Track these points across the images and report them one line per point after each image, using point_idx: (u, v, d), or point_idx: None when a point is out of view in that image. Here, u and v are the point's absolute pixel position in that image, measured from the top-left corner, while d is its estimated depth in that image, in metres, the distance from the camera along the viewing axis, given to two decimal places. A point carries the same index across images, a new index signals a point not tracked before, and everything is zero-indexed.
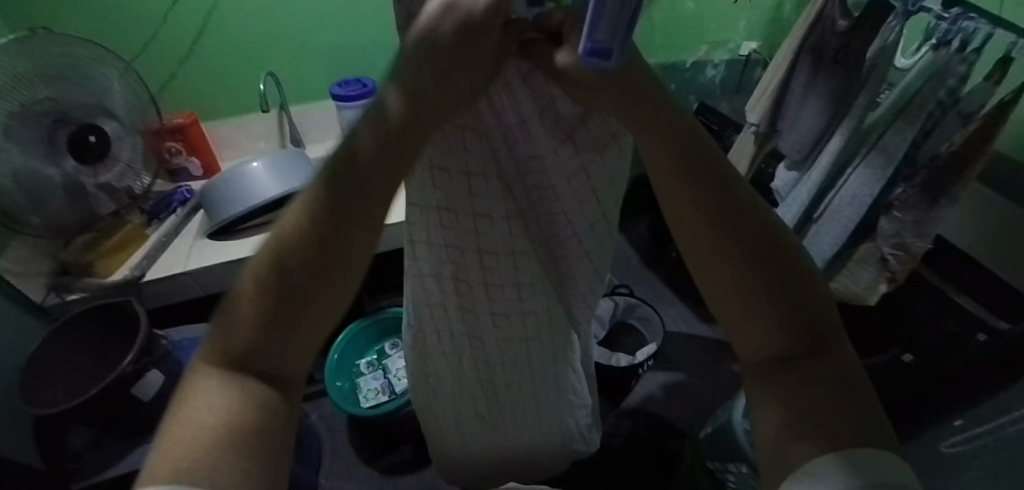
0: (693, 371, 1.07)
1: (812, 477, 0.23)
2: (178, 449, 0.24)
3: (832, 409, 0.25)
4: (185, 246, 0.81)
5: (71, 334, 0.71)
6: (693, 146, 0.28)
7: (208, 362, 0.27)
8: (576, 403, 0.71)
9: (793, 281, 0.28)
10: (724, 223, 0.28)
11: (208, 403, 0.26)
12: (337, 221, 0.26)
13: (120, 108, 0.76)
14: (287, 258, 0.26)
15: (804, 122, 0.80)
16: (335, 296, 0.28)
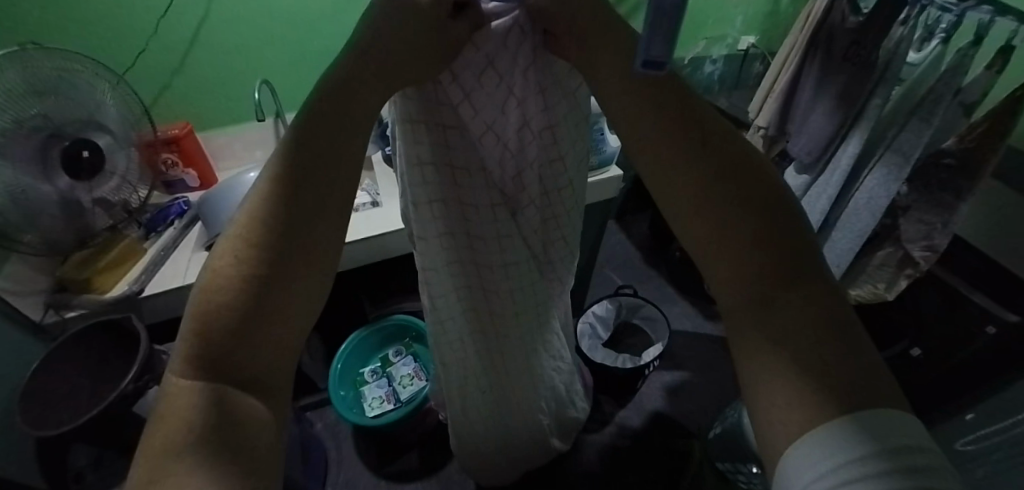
0: (698, 370, 1.06)
1: (829, 443, 0.23)
2: (165, 451, 0.23)
3: (841, 370, 0.24)
4: (183, 260, 0.78)
5: (72, 352, 0.70)
6: (676, 125, 0.30)
7: (184, 364, 0.26)
8: (563, 366, 0.73)
9: (788, 243, 0.27)
10: (716, 191, 0.29)
11: (187, 407, 0.25)
12: (298, 189, 0.28)
13: (113, 122, 0.74)
14: (251, 235, 0.27)
15: (811, 127, 0.76)
16: (304, 274, 0.28)
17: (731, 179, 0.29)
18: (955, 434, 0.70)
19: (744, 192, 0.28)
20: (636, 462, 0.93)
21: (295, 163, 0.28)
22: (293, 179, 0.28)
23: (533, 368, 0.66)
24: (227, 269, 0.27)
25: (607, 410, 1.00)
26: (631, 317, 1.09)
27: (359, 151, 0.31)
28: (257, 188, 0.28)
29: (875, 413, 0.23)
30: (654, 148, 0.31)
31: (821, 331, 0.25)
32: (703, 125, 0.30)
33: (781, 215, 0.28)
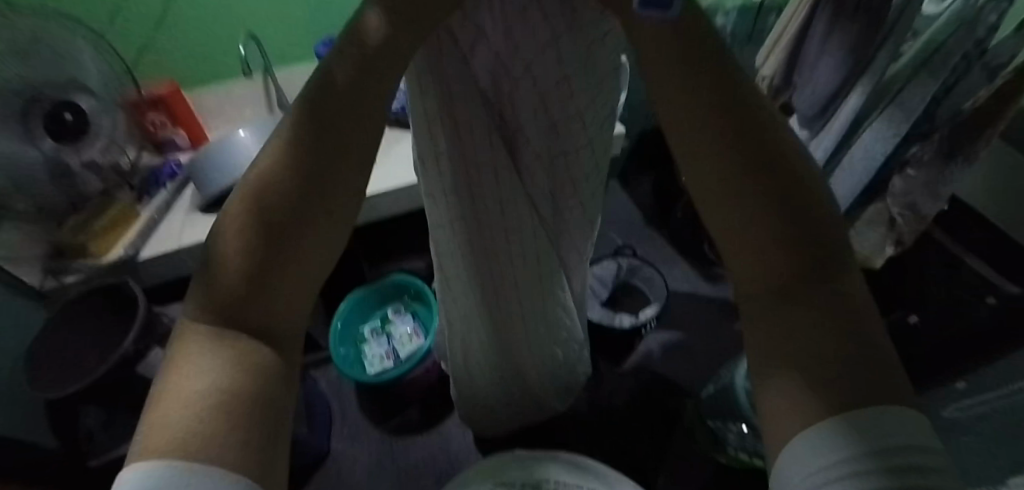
0: (696, 330, 1.07)
1: (832, 433, 0.21)
2: (164, 417, 0.22)
3: (856, 357, 0.23)
4: (177, 222, 0.79)
5: (72, 318, 0.70)
6: (717, 88, 0.28)
7: (196, 326, 0.25)
8: (569, 338, 0.72)
9: (811, 226, 0.26)
10: (753, 163, 0.27)
11: (195, 370, 0.24)
12: (308, 163, 0.26)
13: (95, 83, 0.73)
14: (259, 229, 0.26)
15: (817, 78, 0.72)
16: (313, 253, 0.28)
17: (771, 165, 0.26)
18: None
19: (778, 167, 0.27)
20: (630, 418, 0.96)
21: (309, 144, 0.27)
22: (304, 174, 0.26)
23: (530, 332, 0.66)
24: (236, 242, 0.26)
25: (602, 370, 1.02)
26: (631, 278, 1.09)
27: (371, 127, 0.29)
28: (261, 174, 0.27)
29: (883, 409, 0.21)
30: (691, 113, 0.28)
31: (840, 330, 0.24)
32: (743, 104, 0.28)
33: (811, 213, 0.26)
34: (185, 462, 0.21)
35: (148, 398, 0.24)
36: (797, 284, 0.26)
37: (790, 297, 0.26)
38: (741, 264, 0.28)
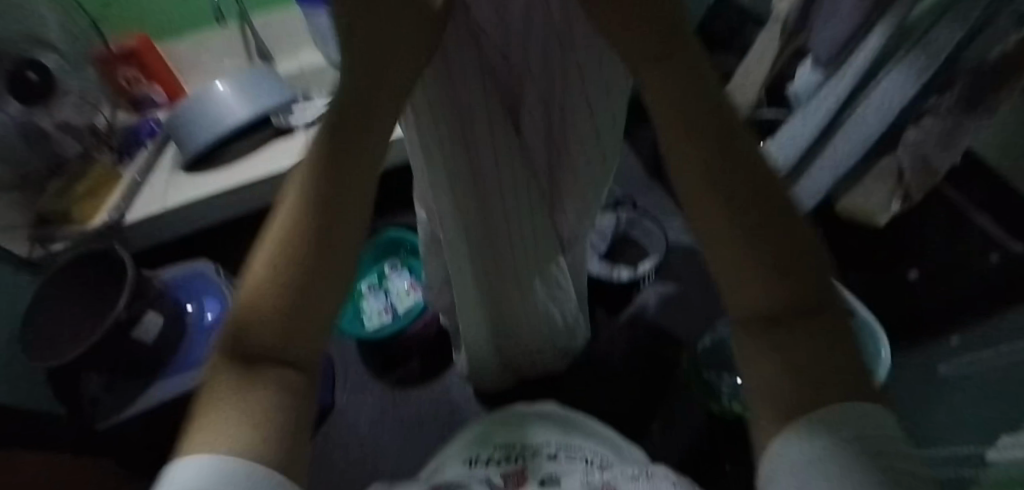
0: (694, 283, 1.07)
1: (810, 437, 0.20)
2: (198, 438, 0.20)
3: (842, 376, 0.21)
4: (161, 184, 0.78)
5: (62, 284, 0.69)
6: (693, 86, 0.24)
7: (219, 353, 0.23)
8: (563, 298, 0.72)
9: (800, 241, 0.23)
10: (735, 175, 0.23)
11: (224, 392, 0.21)
12: (332, 168, 0.23)
13: (56, 38, 0.77)
14: (289, 241, 0.22)
15: (840, 15, 0.68)
16: (343, 261, 0.24)
17: (755, 178, 0.23)
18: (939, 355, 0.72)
19: (760, 178, 0.23)
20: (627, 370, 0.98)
21: (331, 147, 0.23)
22: (324, 181, 0.23)
23: (527, 293, 0.66)
24: (258, 260, 0.22)
25: (599, 323, 1.03)
26: (631, 231, 1.08)
27: (393, 108, 0.25)
28: (289, 195, 0.23)
29: (862, 406, 0.20)
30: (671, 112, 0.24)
31: (842, 345, 0.22)
32: (716, 102, 0.24)
33: (796, 218, 0.24)
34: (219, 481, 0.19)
35: (179, 431, 0.21)
36: (785, 305, 0.23)
37: (781, 322, 0.23)
38: (724, 280, 0.25)
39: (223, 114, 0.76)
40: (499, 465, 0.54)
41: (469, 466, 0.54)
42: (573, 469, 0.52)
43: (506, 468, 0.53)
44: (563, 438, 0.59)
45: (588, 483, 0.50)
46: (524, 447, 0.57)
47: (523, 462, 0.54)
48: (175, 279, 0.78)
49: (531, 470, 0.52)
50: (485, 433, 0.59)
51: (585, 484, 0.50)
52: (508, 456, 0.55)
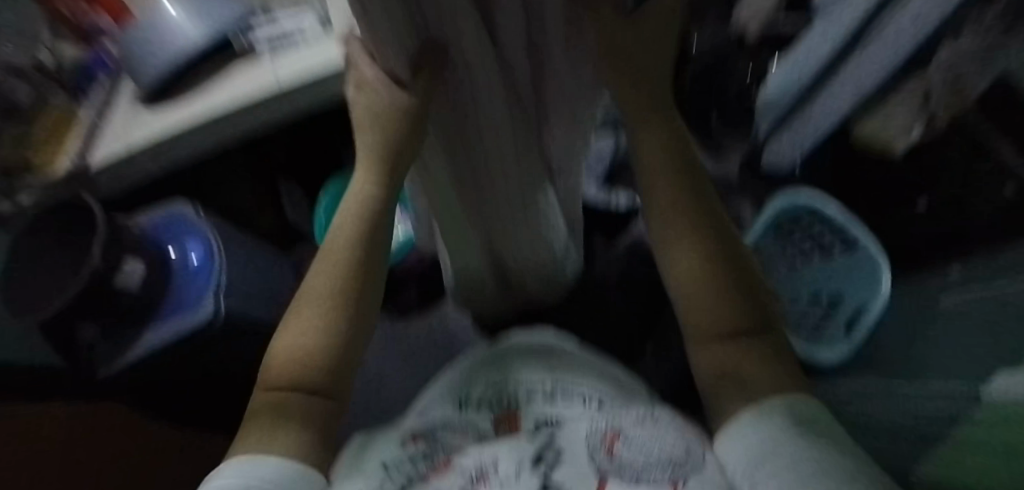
0: None
1: (755, 409, 0.40)
2: (255, 435, 0.41)
3: (752, 367, 0.44)
4: (122, 118, 0.72)
5: (33, 238, 0.66)
6: (680, 154, 0.51)
7: (274, 379, 0.45)
8: (552, 229, 0.71)
9: (736, 279, 0.47)
10: (699, 223, 0.49)
11: (276, 408, 0.43)
12: (364, 236, 0.48)
13: None
14: (321, 313, 0.46)
15: None
16: (363, 302, 0.48)
17: (705, 216, 0.49)
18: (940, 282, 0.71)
19: (705, 221, 0.49)
20: (622, 299, 0.99)
21: (359, 230, 0.48)
22: (355, 244, 0.48)
23: (514, 227, 0.64)
24: (311, 309, 0.46)
25: (595, 252, 1.02)
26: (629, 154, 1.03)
27: (376, 211, 0.48)
28: (334, 246, 0.49)
29: (780, 399, 0.40)
30: (657, 167, 0.50)
31: (755, 356, 0.44)
32: (691, 164, 0.51)
33: (740, 270, 0.48)
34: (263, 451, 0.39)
35: (246, 421, 0.43)
36: (737, 322, 0.46)
37: (731, 338, 0.46)
38: (688, 303, 0.48)
39: (178, 35, 0.69)
40: (492, 409, 0.51)
41: (459, 409, 0.51)
42: (574, 412, 0.49)
43: (499, 413, 0.51)
44: (564, 378, 0.55)
45: (589, 426, 0.46)
46: (523, 390, 0.54)
47: (518, 406, 0.51)
48: (153, 222, 0.77)
49: (526, 413, 0.50)
50: (482, 379, 0.57)
51: (589, 428, 0.46)
52: (502, 400, 0.53)
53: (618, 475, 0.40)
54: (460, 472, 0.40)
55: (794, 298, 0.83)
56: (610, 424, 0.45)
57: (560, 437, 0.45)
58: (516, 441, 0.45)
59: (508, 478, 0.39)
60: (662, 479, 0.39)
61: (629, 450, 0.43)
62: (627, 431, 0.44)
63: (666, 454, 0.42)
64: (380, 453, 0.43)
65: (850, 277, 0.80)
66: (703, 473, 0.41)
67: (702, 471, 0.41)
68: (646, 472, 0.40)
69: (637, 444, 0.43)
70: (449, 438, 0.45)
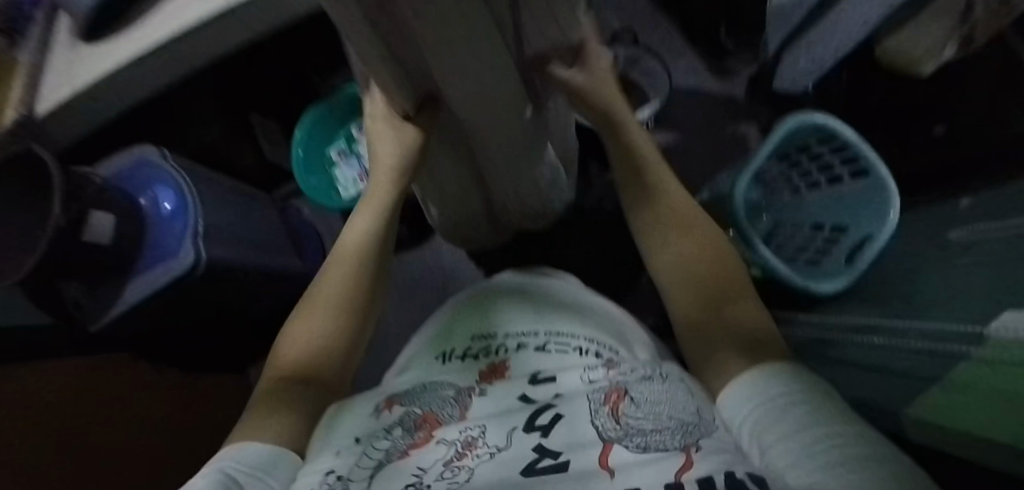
0: (696, 129, 0.98)
1: (740, 381, 0.40)
2: (255, 421, 0.44)
3: (734, 338, 0.45)
4: (65, 61, 0.67)
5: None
6: (644, 151, 0.58)
7: (281, 371, 0.50)
8: (543, 160, 0.65)
9: (708, 261, 0.51)
10: (668, 212, 0.55)
11: (279, 396, 0.47)
12: (377, 237, 0.56)
13: None
14: (330, 313, 0.53)
15: None
16: (366, 302, 0.54)
17: (673, 209, 0.55)
18: (943, 216, 0.68)
19: (677, 213, 0.55)
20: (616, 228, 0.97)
21: (371, 227, 0.56)
22: (367, 245, 0.55)
23: (500, 165, 0.61)
24: (323, 304, 0.53)
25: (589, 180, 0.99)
26: (630, 72, 0.94)
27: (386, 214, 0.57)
28: (348, 245, 0.56)
29: (767, 366, 0.41)
30: (626, 160, 0.57)
31: (738, 331, 0.46)
32: (655, 165, 0.58)
33: (716, 254, 0.52)
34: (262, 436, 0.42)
35: (250, 407, 0.48)
36: (709, 298, 0.49)
37: (710, 312, 0.48)
38: (669, 289, 0.52)
39: None
40: (477, 359, 0.52)
41: (440, 362, 0.53)
42: (563, 363, 0.49)
43: (484, 364, 0.51)
44: (551, 324, 0.55)
45: (587, 382, 0.44)
46: (508, 338, 0.54)
47: (505, 356, 0.51)
48: (119, 171, 0.73)
49: (514, 364, 0.50)
50: (460, 328, 0.57)
51: (583, 383, 0.44)
52: (489, 349, 0.53)
53: (625, 443, 0.35)
54: (444, 444, 0.39)
55: (796, 226, 0.85)
56: (613, 382, 0.42)
57: (551, 393, 0.44)
58: (500, 398, 0.45)
59: (495, 449, 0.39)
60: (673, 445, 0.34)
61: (635, 412, 0.38)
62: (632, 390, 0.40)
63: (675, 418, 0.37)
64: (358, 425, 0.43)
65: (858, 208, 0.77)
66: (713, 436, 0.37)
67: (713, 437, 0.36)
68: (656, 437, 0.35)
69: (644, 406, 0.38)
70: (429, 401, 0.45)
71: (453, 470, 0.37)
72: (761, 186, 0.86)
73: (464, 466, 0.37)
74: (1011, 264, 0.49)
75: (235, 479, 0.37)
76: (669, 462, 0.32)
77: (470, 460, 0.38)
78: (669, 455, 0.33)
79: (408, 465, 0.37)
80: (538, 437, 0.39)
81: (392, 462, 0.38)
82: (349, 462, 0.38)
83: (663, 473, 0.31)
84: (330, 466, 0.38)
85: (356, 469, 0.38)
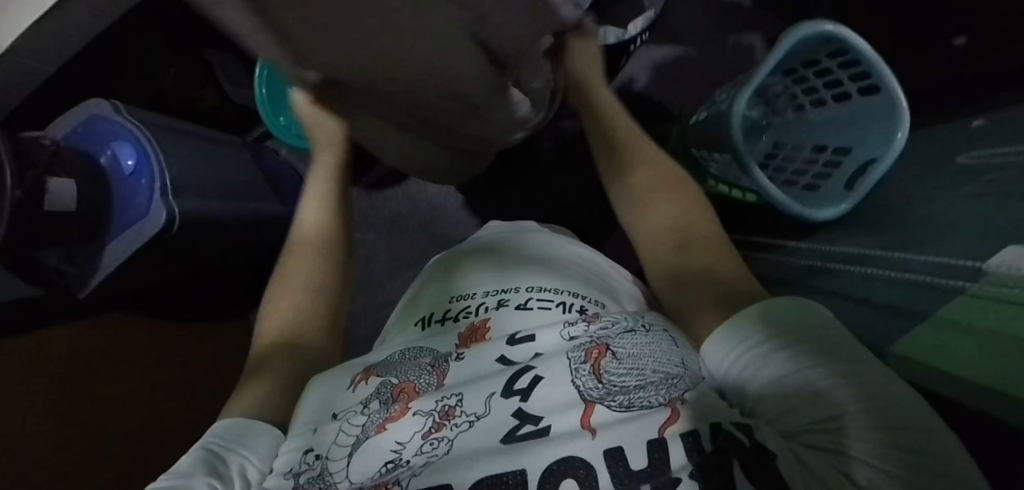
0: (695, 42, 0.90)
1: (730, 330, 0.37)
2: (246, 400, 0.45)
3: (715, 275, 0.43)
4: None
5: None
6: (616, 116, 0.62)
7: (265, 346, 0.51)
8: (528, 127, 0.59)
9: (684, 203, 0.51)
10: (641, 162, 0.56)
11: (269, 372, 0.48)
12: (333, 214, 0.61)
13: None
14: (307, 282, 0.55)
15: None
16: (334, 267, 0.57)
17: (647, 156, 0.56)
18: (951, 136, 0.63)
19: (653, 161, 0.56)
20: None
21: (322, 201, 0.62)
22: (329, 217, 0.61)
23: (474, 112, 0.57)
24: (296, 275, 0.55)
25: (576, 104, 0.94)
26: None
27: (330, 191, 0.63)
28: (309, 223, 0.60)
29: (765, 303, 0.37)
30: (603, 127, 0.61)
31: (719, 265, 0.44)
32: (624, 126, 0.61)
33: (691, 195, 0.52)
34: (250, 412, 0.43)
35: (241, 384, 0.48)
36: (686, 238, 0.48)
37: (689, 247, 0.47)
38: (646, 236, 0.51)
39: None
40: (456, 321, 0.45)
41: (420, 330, 0.47)
42: (549, 319, 0.41)
43: (464, 326, 0.44)
44: (530, 274, 0.48)
45: (568, 339, 0.37)
46: (487, 294, 0.47)
47: (484, 313, 0.44)
48: (74, 131, 0.69)
49: (495, 322, 0.43)
50: (434, 286, 0.52)
51: (564, 340, 0.37)
52: (467, 307, 0.46)
53: (609, 401, 0.31)
54: (419, 415, 0.34)
55: (797, 147, 0.81)
56: (594, 336, 0.35)
57: (531, 353, 0.37)
58: (478, 364, 0.38)
59: (474, 416, 0.33)
60: (656, 401, 0.31)
61: (617, 368, 0.33)
62: (615, 344, 0.34)
63: (659, 372, 0.33)
64: (331, 394, 0.40)
65: (867, 124, 0.72)
66: (699, 388, 0.34)
67: (699, 385, 0.34)
68: (639, 394, 0.32)
69: (626, 359, 0.33)
70: (405, 368, 0.39)
71: (432, 443, 0.32)
72: (760, 104, 0.82)
73: (442, 439, 0.32)
74: (999, 200, 0.48)
75: (215, 454, 0.37)
76: (652, 416, 0.31)
77: (449, 431, 0.33)
78: (651, 411, 0.31)
79: (384, 440, 0.33)
80: (516, 402, 0.32)
81: (369, 437, 0.34)
82: (329, 439, 0.35)
83: (645, 429, 0.30)
84: (306, 444, 0.36)
85: (334, 447, 0.35)
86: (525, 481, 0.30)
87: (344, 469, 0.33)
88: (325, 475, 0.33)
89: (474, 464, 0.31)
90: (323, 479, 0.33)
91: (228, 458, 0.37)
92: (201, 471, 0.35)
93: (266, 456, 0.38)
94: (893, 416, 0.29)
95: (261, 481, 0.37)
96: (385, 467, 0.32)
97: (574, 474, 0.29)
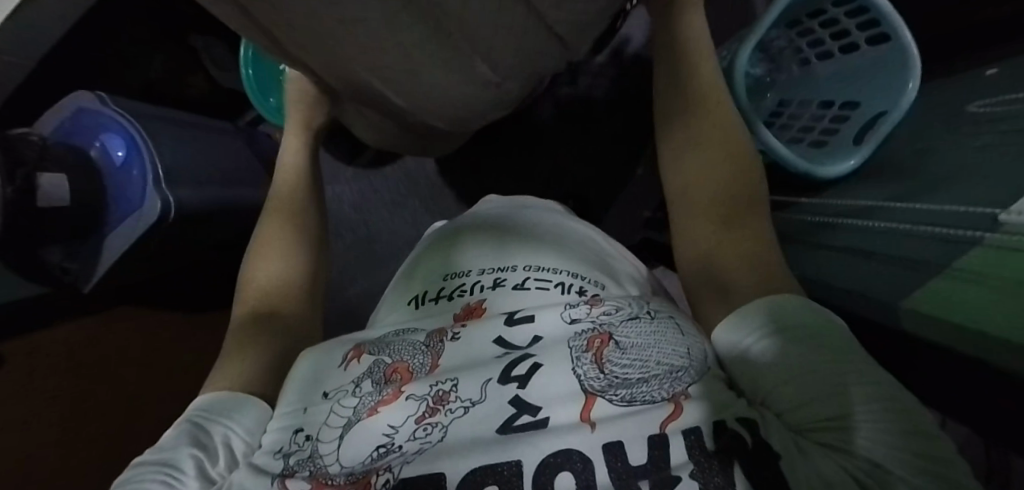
0: None
1: (742, 319, 0.37)
2: (232, 374, 0.45)
3: (742, 261, 0.42)
4: None
5: None
6: (690, 44, 0.55)
7: (243, 314, 0.51)
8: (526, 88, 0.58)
9: (731, 169, 0.47)
10: (695, 114, 0.51)
11: (253, 344, 0.48)
12: (302, 182, 0.62)
13: None
14: (282, 254, 0.55)
15: None
16: (303, 235, 0.57)
17: (702, 105, 0.51)
18: (965, 86, 0.61)
19: (713, 112, 0.51)
20: (600, 118, 0.92)
21: (290, 169, 0.63)
22: (298, 185, 0.61)
23: None
24: (273, 245, 0.55)
25: (575, 68, 0.91)
26: None
27: (295, 156, 0.64)
28: (282, 193, 0.61)
29: (781, 297, 0.37)
30: (674, 57, 0.55)
31: (739, 249, 0.43)
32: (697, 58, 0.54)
33: (742, 159, 0.48)
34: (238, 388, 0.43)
35: (222, 353, 0.48)
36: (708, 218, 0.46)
37: (733, 224, 0.44)
38: (677, 207, 0.49)
39: None
40: (451, 299, 0.45)
41: (413, 309, 0.47)
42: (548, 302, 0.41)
43: (459, 305, 0.44)
44: (522, 250, 0.47)
45: (569, 322, 0.36)
46: (482, 272, 0.46)
47: (479, 293, 0.44)
48: (63, 126, 0.68)
49: (491, 302, 0.42)
50: (431, 259, 0.51)
51: (565, 322, 0.36)
52: (462, 285, 0.46)
53: (608, 395, 0.31)
54: (413, 399, 0.34)
55: (805, 101, 0.77)
56: (597, 324, 0.35)
57: (531, 337, 0.36)
58: (471, 345, 0.37)
59: (469, 402, 0.33)
60: (658, 395, 0.31)
61: (620, 358, 0.33)
62: (618, 332, 0.34)
63: (662, 364, 0.33)
64: (322, 373, 0.40)
65: (873, 78, 0.69)
66: (705, 379, 0.33)
67: (705, 373, 0.34)
68: (641, 388, 0.31)
69: (630, 350, 0.33)
70: (397, 348, 0.39)
71: (426, 429, 0.32)
72: (765, 60, 0.79)
73: (436, 424, 0.32)
74: (1012, 149, 0.46)
75: (208, 437, 0.38)
76: (654, 410, 0.30)
77: (444, 416, 0.32)
78: (653, 405, 0.31)
79: (376, 425, 0.33)
80: (514, 389, 0.32)
81: (360, 420, 0.34)
82: (320, 421, 0.35)
83: (645, 424, 0.30)
84: (297, 423, 0.36)
85: (325, 429, 0.35)
86: (521, 472, 0.29)
87: (335, 452, 0.33)
88: (315, 457, 0.33)
89: (467, 453, 0.30)
90: (313, 462, 0.33)
91: (229, 447, 0.38)
92: (197, 458, 0.36)
93: (254, 430, 0.39)
94: (906, 413, 0.30)
95: (247, 455, 0.37)
96: (377, 451, 0.32)
97: (570, 467, 0.29)
